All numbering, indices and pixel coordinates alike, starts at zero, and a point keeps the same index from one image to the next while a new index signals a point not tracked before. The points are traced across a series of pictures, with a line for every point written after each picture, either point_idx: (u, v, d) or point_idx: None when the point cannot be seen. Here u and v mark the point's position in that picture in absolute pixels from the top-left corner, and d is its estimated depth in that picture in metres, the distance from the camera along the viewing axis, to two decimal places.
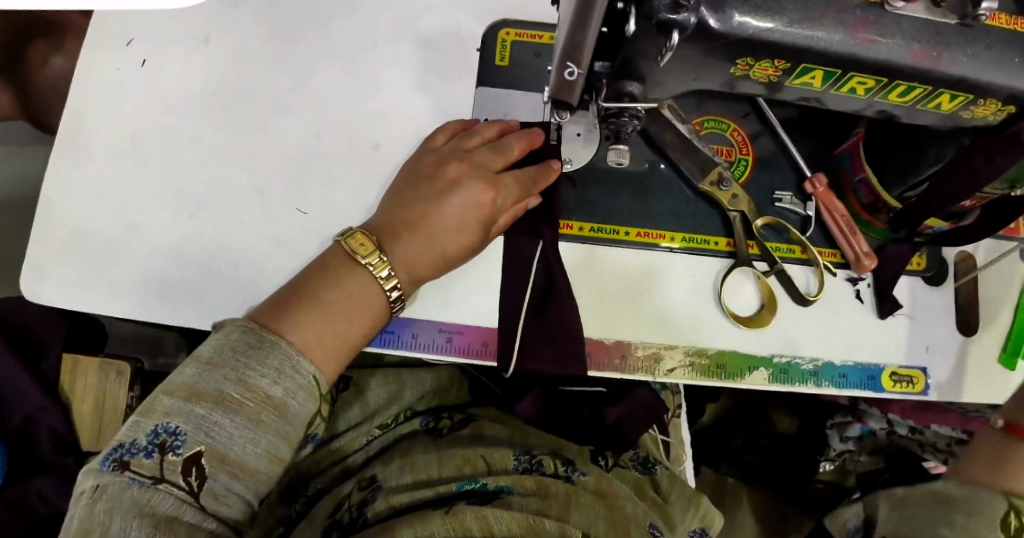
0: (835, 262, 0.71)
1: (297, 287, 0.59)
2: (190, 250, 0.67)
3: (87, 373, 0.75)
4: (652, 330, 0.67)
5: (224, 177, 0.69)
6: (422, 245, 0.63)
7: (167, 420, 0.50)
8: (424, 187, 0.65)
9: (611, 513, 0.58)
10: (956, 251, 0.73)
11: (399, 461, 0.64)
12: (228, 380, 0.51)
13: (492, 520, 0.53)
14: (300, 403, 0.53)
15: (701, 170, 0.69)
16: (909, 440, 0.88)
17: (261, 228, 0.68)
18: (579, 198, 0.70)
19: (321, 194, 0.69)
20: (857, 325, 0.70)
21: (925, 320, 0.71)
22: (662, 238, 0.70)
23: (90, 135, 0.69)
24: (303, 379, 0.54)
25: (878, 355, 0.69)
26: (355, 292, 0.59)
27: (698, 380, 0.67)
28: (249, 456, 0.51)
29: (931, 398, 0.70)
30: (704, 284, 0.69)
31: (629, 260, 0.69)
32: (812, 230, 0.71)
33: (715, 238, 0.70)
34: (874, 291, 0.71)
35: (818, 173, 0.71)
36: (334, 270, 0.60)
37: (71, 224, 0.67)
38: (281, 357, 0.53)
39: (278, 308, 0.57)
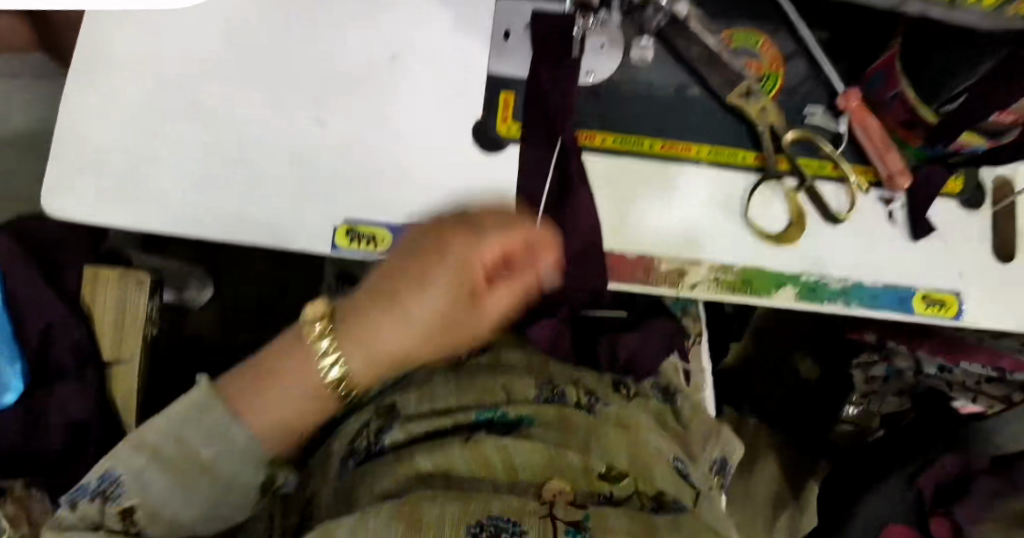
0: (868, 180, 0.68)
1: (262, 359, 0.54)
2: (217, 164, 0.64)
3: (108, 282, 0.67)
4: (678, 241, 0.65)
5: (241, 96, 0.65)
6: (389, 322, 0.54)
7: (112, 469, 0.49)
8: (416, 257, 0.55)
9: (635, 449, 0.56)
10: (991, 180, 0.69)
11: (416, 393, 0.63)
12: (175, 435, 0.50)
13: (513, 451, 0.50)
14: (240, 468, 0.52)
15: (728, 84, 0.68)
16: (937, 377, 0.87)
17: (285, 140, 0.65)
18: (602, 111, 0.68)
19: (344, 105, 0.66)
20: (886, 245, 0.67)
21: (958, 242, 0.68)
22: (688, 152, 0.67)
23: (108, 47, 0.65)
24: (237, 444, 0.51)
25: (911, 277, 0.67)
26: (311, 387, 0.53)
27: (721, 300, 0.65)
28: (186, 511, 0.50)
29: (962, 323, 0.67)
30: (730, 198, 0.66)
31: (650, 178, 0.67)
32: (843, 146, 0.68)
33: (742, 152, 0.68)
34: (907, 212, 0.67)
35: (850, 88, 0.68)
36: (287, 349, 0.54)
37: (95, 140, 0.63)
38: (213, 421, 0.51)
39: (242, 381, 0.53)
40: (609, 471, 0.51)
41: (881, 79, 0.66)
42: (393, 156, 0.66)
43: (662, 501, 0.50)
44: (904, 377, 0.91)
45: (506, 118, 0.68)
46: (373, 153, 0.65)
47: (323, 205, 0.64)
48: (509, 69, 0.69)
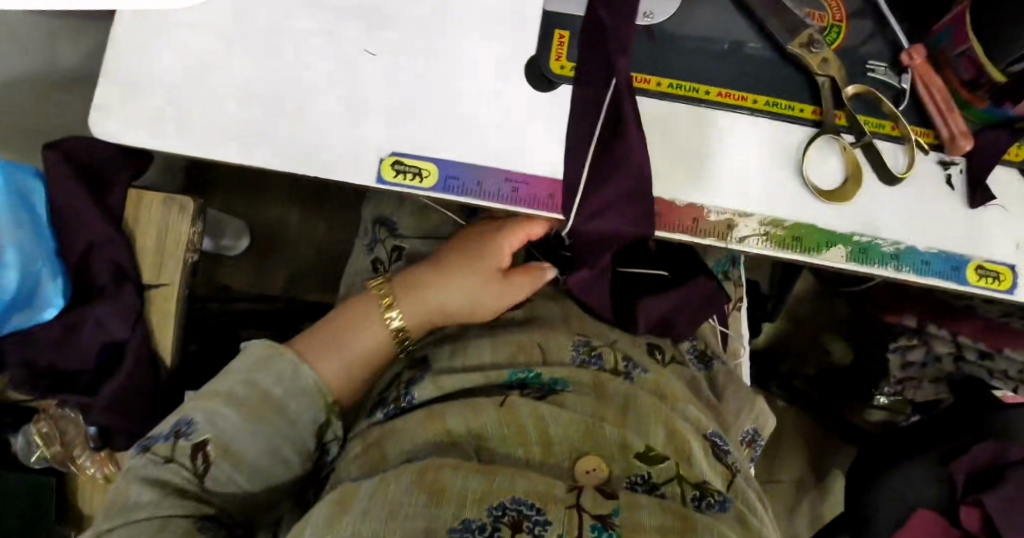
0: (929, 142, 0.65)
1: (335, 314, 0.66)
2: (261, 90, 0.65)
3: (152, 207, 0.74)
4: (726, 192, 0.63)
5: (288, 22, 0.66)
6: (432, 309, 0.66)
7: (188, 412, 0.57)
8: (436, 264, 0.68)
9: (672, 425, 0.54)
10: None
11: (453, 349, 0.64)
12: (240, 382, 0.59)
13: (548, 421, 0.50)
14: (300, 408, 0.60)
15: (790, 31, 0.64)
16: (977, 366, 0.88)
17: (330, 68, 0.66)
18: (653, 56, 0.65)
19: (391, 35, 0.66)
20: (944, 212, 0.64)
21: (1018, 212, 0.65)
22: (743, 102, 0.65)
23: None
24: (305, 384, 0.61)
25: (967, 246, 0.64)
26: (374, 336, 0.65)
27: (774, 251, 0.63)
28: (250, 448, 0.57)
29: (1015, 298, 0.64)
30: (783, 152, 0.64)
31: (699, 128, 0.64)
32: (903, 107, 0.65)
33: (799, 105, 0.65)
34: (966, 178, 0.64)
35: (917, 45, 0.65)
36: (354, 313, 0.66)
37: (145, 62, 0.65)
38: (286, 365, 0.60)
39: (311, 342, 0.64)
40: (648, 451, 0.49)
41: (948, 35, 0.62)
42: (441, 94, 0.65)
43: (702, 490, 0.49)
44: (943, 364, 0.91)
45: (561, 57, 0.66)
46: (419, 91, 0.65)
47: (362, 141, 0.64)
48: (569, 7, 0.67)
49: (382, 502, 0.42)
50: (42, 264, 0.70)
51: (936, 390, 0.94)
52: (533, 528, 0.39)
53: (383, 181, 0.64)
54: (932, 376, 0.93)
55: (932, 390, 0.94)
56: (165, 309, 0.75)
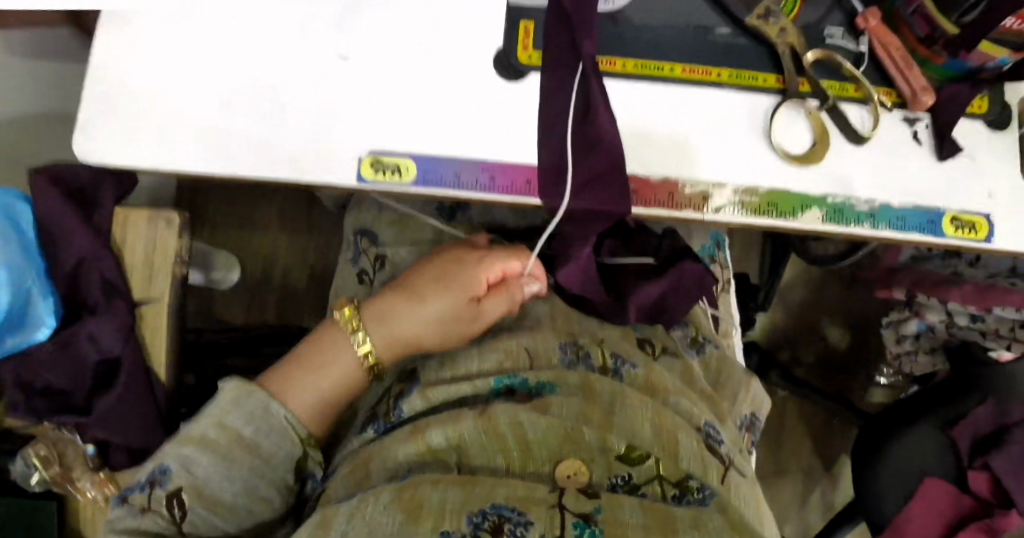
0: (892, 101, 0.65)
1: (304, 345, 0.62)
2: (239, 100, 0.64)
3: (139, 225, 0.75)
4: (699, 165, 0.63)
5: (258, 35, 0.66)
6: (406, 336, 0.63)
7: (161, 460, 0.54)
8: (411, 288, 0.64)
9: (659, 418, 0.53)
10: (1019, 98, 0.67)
11: (440, 360, 0.63)
12: (210, 423, 0.55)
13: (527, 426, 0.50)
14: (274, 443, 0.57)
15: (746, 5, 0.65)
16: (970, 329, 0.89)
17: (302, 75, 0.65)
18: (618, 37, 0.65)
19: (360, 39, 0.66)
20: (913, 167, 0.64)
21: (987, 162, 0.65)
22: (709, 76, 0.65)
23: None
24: (277, 421, 0.58)
25: (939, 198, 0.64)
26: (348, 367, 0.62)
27: (748, 220, 0.62)
28: (227, 492, 0.54)
29: (994, 247, 0.64)
30: (753, 119, 0.64)
31: (663, 106, 0.64)
32: (865, 68, 0.65)
33: (762, 75, 0.65)
34: (932, 132, 0.65)
35: (870, 8, 0.65)
36: (325, 344, 0.62)
37: (121, 78, 0.65)
38: (256, 403, 0.57)
39: (280, 375, 0.60)
40: (628, 452, 0.49)
41: None
42: (408, 95, 0.65)
43: (682, 488, 0.49)
44: (936, 332, 0.94)
45: (527, 46, 0.66)
46: (394, 90, 0.65)
47: (340, 143, 0.64)
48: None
49: (359, 524, 0.42)
50: (32, 282, 0.69)
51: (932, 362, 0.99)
52: (513, 529, 0.41)
53: (363, 180, 0.63)
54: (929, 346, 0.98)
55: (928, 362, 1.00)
56: (157, 323, 0.76)
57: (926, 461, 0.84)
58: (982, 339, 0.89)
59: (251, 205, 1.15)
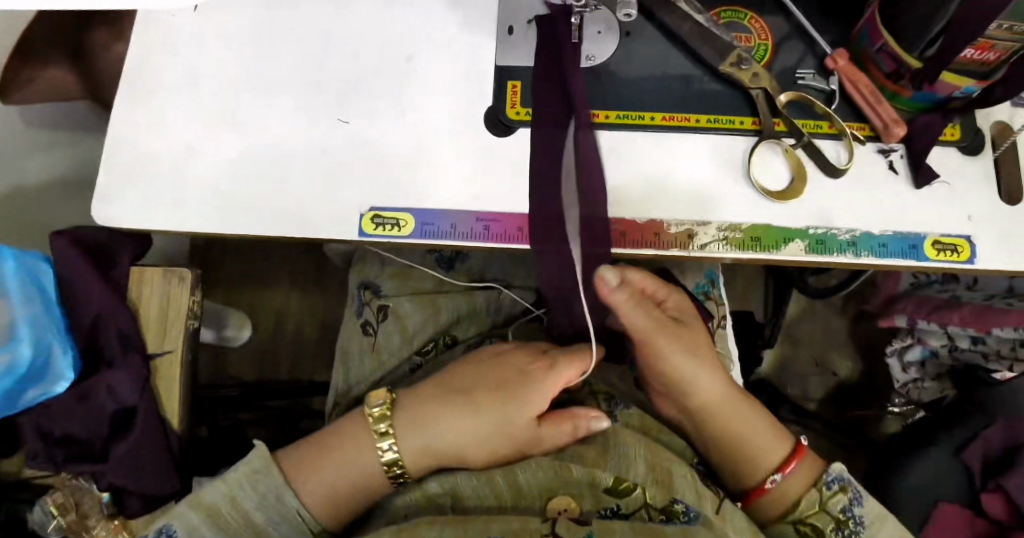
0: (865, 135, 0.68)
1: (336, 432, 0.64)
2: (248, 162, 0.68)
3: (154, 281, 0.79)
4: (683, 206, 0.66)
5: (264, 104, 0.70)
6: (439, 444, 0.61)
7: (169, 529, 0.58)
8: (455, 394, 0.63)
9: (653, 455, 0.58)
10: (990, 124, 0.69)
11: None
12: (220, 493, 0.59)
13: (520, 472, 0.57)
14: (283, 534, 0.60)
15: (719, 53, 0.69)
16: (972, 351, 0.89)
17: (306, 138, 0.69)
18: (601, 90, 0.70)
19: (360, 103, 0.70)
20: (891, 196, 0.67)
21: (963, 187, 0.67)
22: (689, 122, 0.68)
23: (151, 78, 0.71)
24: (287, 511, 0.60)
25: (919, 224, 0.66)
26: (370, 467, 0.62)
27: (732, 255, 0.65)
28: None
29: (976, 267, 0.65)
30: (732, 159, 0.67)
31: (647, 152, 0.68)
32: (837, 105, 0.69)
33: (739, 117, 0.68)
34: (907, 162, 0.67)
35: (839, 48, 0.69)
36: (352, 440, 0.63)
37: (136, 148, 0.69)
38: (269, 486, 0.60)
39: (296, 456, 0.62)
40: (616, 483, 0.55)
41: (866, 36, 0.66)
42: (404, 153, 0.69)
43: (669, 513, 0.54)
44: (941, 357, 0.93)
45: (516, 103, 0.70)
46: (392, 149, 0.69)
47: (342, 200, 0.67)
48: (517, 60, 0.71)
49: None
50: (53, 336, 0.72)
51: (939, 388, 0.94)
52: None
53: (365, 234, 0.66)
54: (932, 375, 0.95)
55: (935, 389, 0.95)
56: (171, 376, 0.78)
57: (943, 489, 0.81)
58: (985, 361, 0.89)
59: (260, 264, 1.19)
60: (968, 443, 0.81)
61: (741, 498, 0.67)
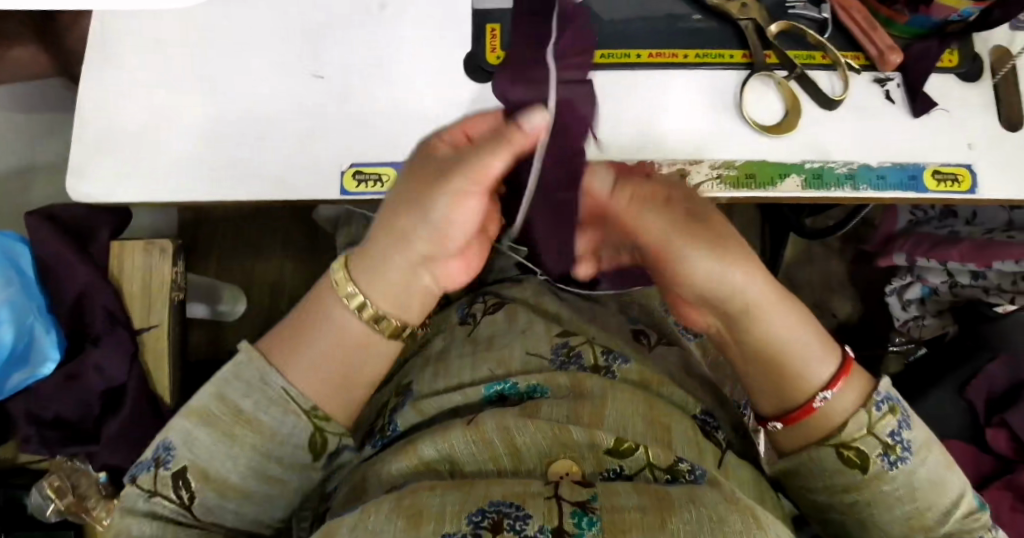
0: (861, 64, 0.66)
1: (293, 328, 0.49)
2: (224, 125, 0.65)
3: (134, 255, 0.74)
4: (676, 144, 0.63)
5: (236, 60, 0.67)
6: (405, 275, 0.46)
7: (167, 436, 0.48)
8: (411, 204, 0.43)
9: (652, 409, 0.51)
10: (989, 48, 0.66)
11: (432, 367, 0.57)
12: (206, 426, 0.48)
13: (516, 430, 0.47)
14: (276, 419, 0.48)
15: None
16: (971, 287, 0.87)
17: (280, 93, 0.66)
18: None
19: (334, 56, 0.67)
20: (889, 126, 0.64)
21: (962, 114, 0.64)
22: (678, 58, 0.65)
23: (113, 40, 0.67)
24: (274, 396, 0.48)
25: (918, 154, 0.63)
26: (349, 329, 0.48)
27: (728, 194, 0.62)
28: (233, 474, 0.47)
29: (980, 197, 0.63)
30: (725, 95, 0.64)
31: (634, 92, 0.65)
32: (830, 35, 0.66)
33: (729, 51, 0.65)
34: (905, 90, 0.65)
35: None
36: (319, 309, 0.48)
37: (107, 116, 0.65)
38: (253, 373, 0.48)
39: (281, 342, 0.49)
40: (618, 445, 0.46)
41: None
42: (383, 105, 0.65)
43: (674, 473, 0.46)
44: (940, 294, 0.91)
45: (495, 48, 0.67)
46: (370, 102, 0.65)
47: (322, 157, 0.64)
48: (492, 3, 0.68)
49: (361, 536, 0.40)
50: (35, 317, 0.70)
51: (941, 324, 0.92)
52: (514, 524, 0.39)
53: (347, 193, 0.63)
54: (934, 311, 0.93)
55: (937, 326, 0.93)
56: (160, 352, 0.74)
57: (945, 427, 0.82)
58: (985, 296, 0.86)
59: None
60: (972, 379, 0.81)
61: (776, 418, 0.50)
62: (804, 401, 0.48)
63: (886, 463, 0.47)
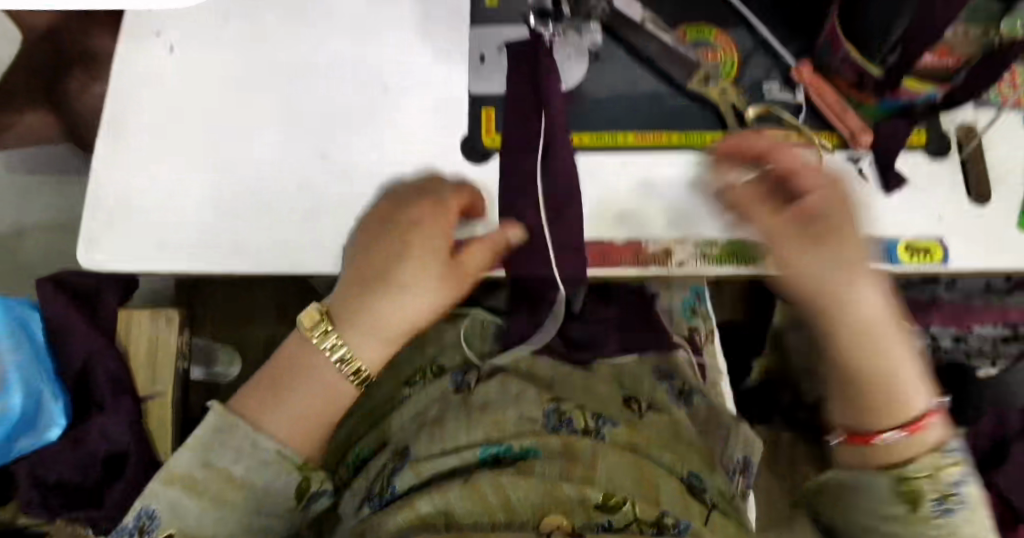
0: (834, 143, 0.67)
1: (262, 381, 0.55)
2: (231, 202, 0.68)
3: (141, 322, 0.76)
4: (660, 222, 0.66)
5: (246, 141, 0.70)
6: (383, 310, 0.55)
7: (149, 502, 0.51)
8: (381, 240, 0.57)
9: (640, 470, 0.55)
10: (955, 125, 0.68)
11: (427, 430, 0.60)
12: (187, 492, 0.51)
13: (510, 489, 0.49)
14: (268, 480, 0.52)
15: (687, 73, 0.69)
16: (956, 350, 0.89)
17: (284, 171, 0.69)
18: (573, 114, 0.69)
19: (340, 139, 0.70)
20: (869, 204, 0.66)
21: (929, 190, 0.67)
22: (661, 140, 0.68)
23: (127, 117, 0.71)
24: (266, 456, 0.52)
25: (891, 228, 0.65)
26: (332, 381, 0.55)
27: (713, 270, 0.64)
28: (218, 535, 0.51)
29: (951, 268, 0.64)
30: (710, 175, 0.67)
31: (615, 171, 0.67)
32: (804, 117, 0.68)
33: (710, 133, 0.68)
34: (876, 169, 0.67)
35: (802, 59, 0.70)
36: (299, 359, 0.55)
37: (118, 189, 0.68)
38: (242, 438, 0.52)
39: (257, 394, 0.54)
40: (607, 500, 0.50)
41: (828, 49, 0.67)
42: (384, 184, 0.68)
43: (659, 527, 0.50)
44: None
45: (490, 130, 0.70)
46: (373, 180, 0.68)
47: (323, 233, 0.67)
48: (493, 87, 0.71)
49: None
50: (44, 384, 0.74)
51: None
52: None
53: None
54: None
55: None
56: (162, 416, 0.74)
57: None
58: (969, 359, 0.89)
59: None
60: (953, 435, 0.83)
61: (843, 431, 0.52)
62: (909, 421, 0.49)
63: (935, 507, 0.48)
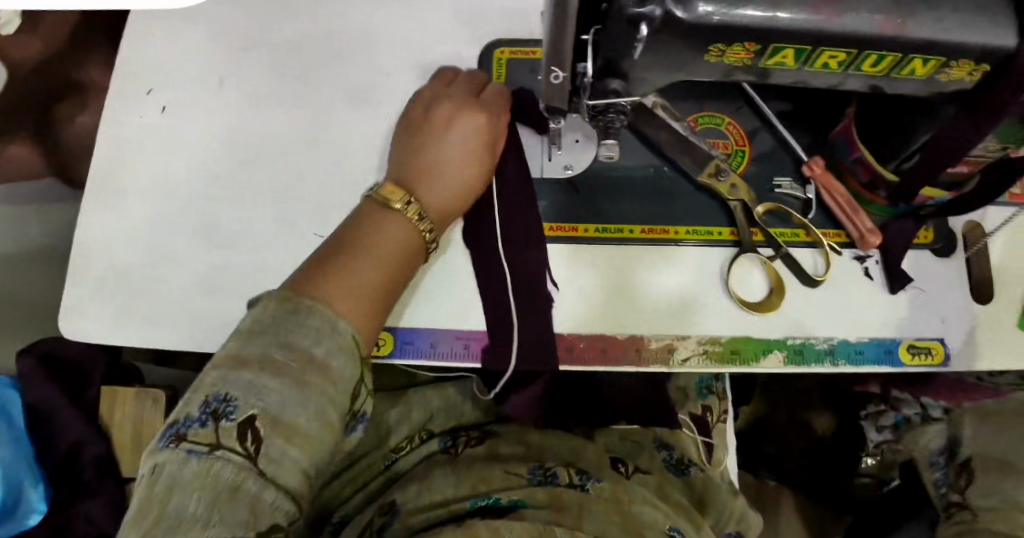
0: (840, 242, 0.71)
1: (335, 241, 0.60)
2: (214, 280, 0.70)
3: (126, 402, 0.81)
4: (660, 320, 0.68)
5: (240, 212, 0.71)
6: (439, 182, 0.66)
7: (218, 390, 0.47)
8: (423, 134, 0.69)
9: (625, 518, 0.54)
10: (962, 223, 0.72)
11: (415, 486, 0.60)
12: (270, 344, 0.49)
13: (503, 530, 0.48)
14: (341, 364, 0.50)
15: (699, 164, 0.69)
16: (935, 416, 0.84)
17: (278, 247, 0.71)
18: (580, 200, 0.71)
19: (334, 214, 0.72)
20: (862, 306, 0.69)
21: (934, 290, 0.70)
22: (669, 233, 0.70)
23: (117, 181, 0.73)
24: (340, 337, 0.51)
25: (894, 328, 0.69)
26: (401, 229, 0.61)
27: (713, 369, 0.68)
28: (301, 418, 0.47)
29: (949, 369, 0.69)
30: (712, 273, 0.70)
31: (617, 259, 0.70)
32: (814, 213, 0.71)
33: (718, 228, 0.71)
34: (882, 268, 0.70)
35: (816, 156, 0.71)
36: (367, 216, 0.62)
37: (104, 261, 0.71)
38: (320, 319, 0.51)
39: (315, 270, 0.56)
40: None
41: (843, 143, 0.68)
42: None
43: None
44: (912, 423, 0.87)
45: None
46: None
47: None
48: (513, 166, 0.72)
49: None
50: (25, 469, 0.84)
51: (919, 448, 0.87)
52: None
53: None
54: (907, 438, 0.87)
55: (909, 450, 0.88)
56: None
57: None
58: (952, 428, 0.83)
59: None
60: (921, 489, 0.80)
61: None
62: None
63: None
